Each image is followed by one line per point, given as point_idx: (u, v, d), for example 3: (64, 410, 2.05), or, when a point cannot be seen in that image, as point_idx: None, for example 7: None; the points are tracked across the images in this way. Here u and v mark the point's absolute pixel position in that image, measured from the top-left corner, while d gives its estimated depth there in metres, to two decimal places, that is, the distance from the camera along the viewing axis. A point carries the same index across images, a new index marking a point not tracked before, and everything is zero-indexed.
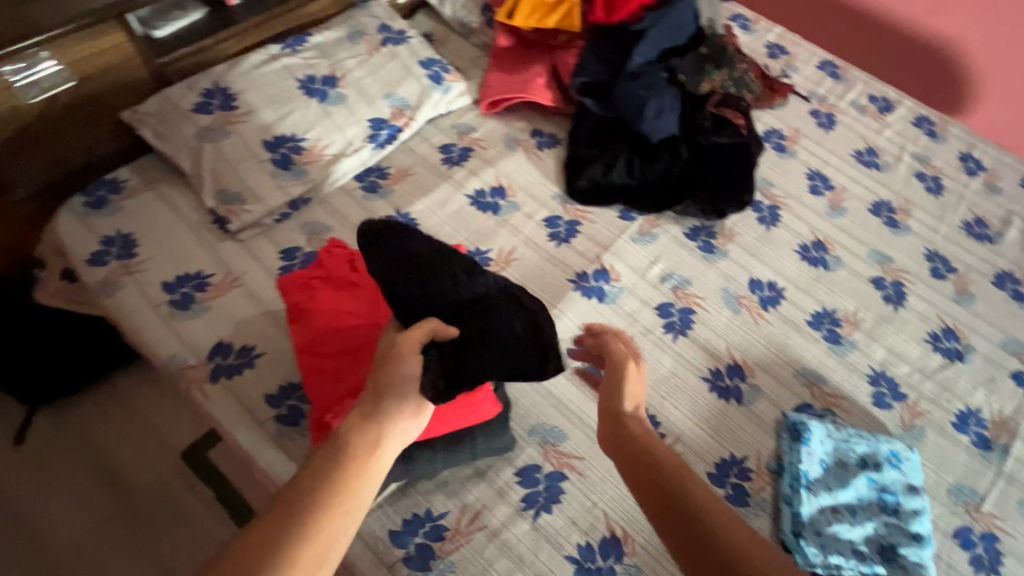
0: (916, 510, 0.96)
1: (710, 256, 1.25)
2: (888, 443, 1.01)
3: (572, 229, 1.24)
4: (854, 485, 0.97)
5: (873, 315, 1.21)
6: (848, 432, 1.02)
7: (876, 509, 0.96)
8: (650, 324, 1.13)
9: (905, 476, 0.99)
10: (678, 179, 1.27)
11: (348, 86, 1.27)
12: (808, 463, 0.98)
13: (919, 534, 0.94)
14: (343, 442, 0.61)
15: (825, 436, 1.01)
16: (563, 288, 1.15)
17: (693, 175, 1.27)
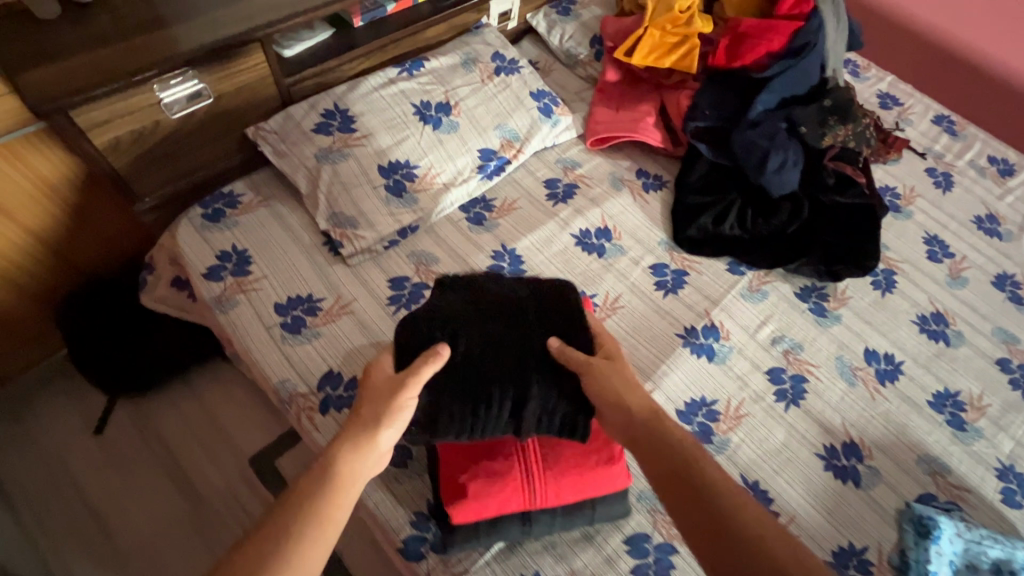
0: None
1: (823, 320, 1.18)
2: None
3: (679, 279, 1.20)
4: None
5: (999, 401, 1.13)
6: (980, 532, 0.92)
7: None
8: (761, 389, 1.08)
9: None
10: (795, 237, 1.22)
11: (462, 114, 1.26)
12: (937, 564, 0.88)
13: None
14: (329, 462, 0.68)
15: (955, 535, 0.92)
16: (671, 343, 1.11)
17: (812, 233, 1.22)
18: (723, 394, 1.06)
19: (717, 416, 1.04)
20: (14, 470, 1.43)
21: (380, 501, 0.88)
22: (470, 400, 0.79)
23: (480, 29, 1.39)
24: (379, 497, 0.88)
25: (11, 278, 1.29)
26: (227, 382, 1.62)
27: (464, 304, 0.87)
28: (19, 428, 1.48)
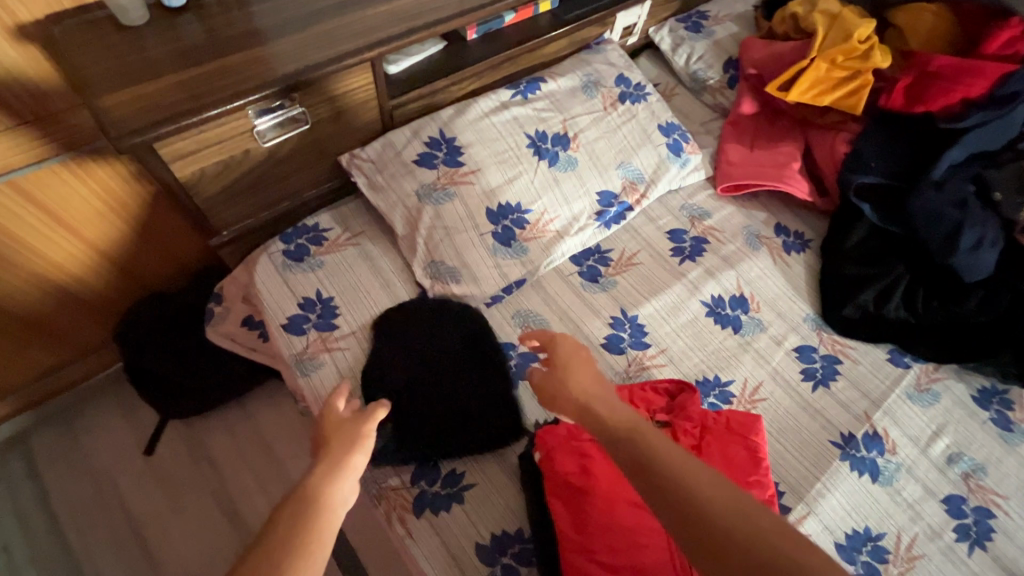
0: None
1: (1010, 436, 0.96)
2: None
3: (830, 368, 1.00)
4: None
5: None
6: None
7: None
8: (937, 523, 0.88)
9: None
10: (980, 329, 1.00)
11: (580, 149, 1.08)
12: None
13: None
14: (303, 490, 0.53)
15: None
16: (826, 452, 0.91)
17: (1004, 328, 0.99)
18: (892, 526, 0.86)
19: (886, 555, 0.84)
20: (56, 481, 1.28)
21: None
22: (438, 421, 0.84)
23: (602, 46, 1.21)
24: None
25: (73, 290, 1.17)
26: (279, 399, 1.42)
27: (417, 339, 0.90)
28: (64, 434, 1.33)
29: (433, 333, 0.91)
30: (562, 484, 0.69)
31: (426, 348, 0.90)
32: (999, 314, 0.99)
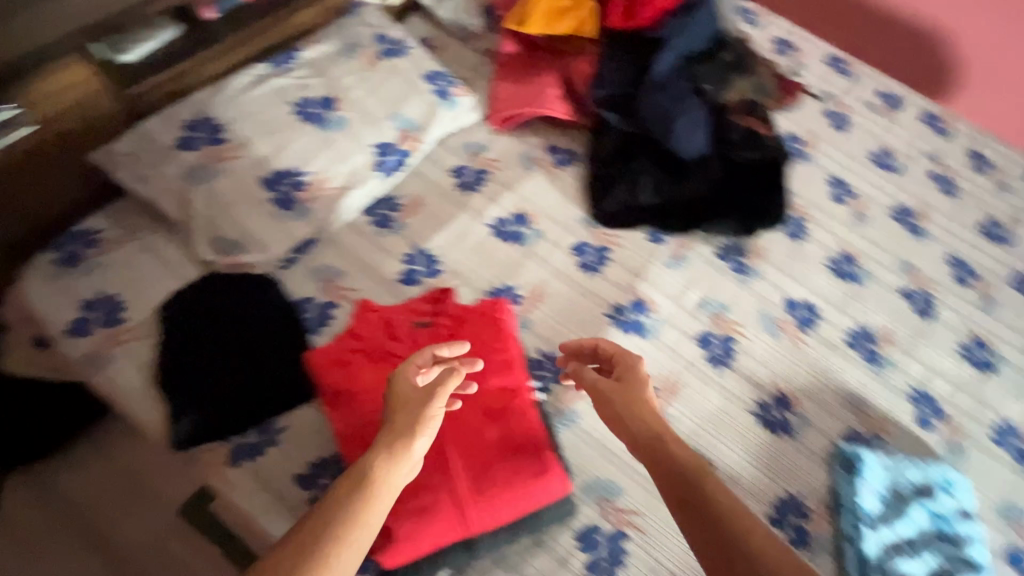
0: (973, 540, 0.96)
1: (744, 277, 1.20)
2: (935, 464, 1.01)
3: (602, 255, 1.17)
4: (913, 517, 0.95)
5: (905, 329, 1.20)
6: (899, 460, 1.00)
7: (937, 543, 0.94)
8: (693, 356, 1.08)
9: (957, 501, 0.98)
10: (709, 198, 1.21)
11: (349, 108, 1.15)
12: (865, 496, 0.96)
13: (975, 559, 0.94)
14: (359, 473, 0.66)
15: (879, 467, 0.99)
16: (599, 324, 1.09)
17: (724, 192, 1.21)
18: (657, 368, 1.06)
19: (654, 391, 1.03)
20: None
21: None
22: (236, 382, 0.90)
23: (357, 8, 1.27)
24: None
25: None
26: None
27: (206, 319, 0.94)
28: None
29: (223, 308, 0.95)
30: (336, 393, 0.86)
31: (217, 322, 0.94)
32: (716, 182, 1.21)
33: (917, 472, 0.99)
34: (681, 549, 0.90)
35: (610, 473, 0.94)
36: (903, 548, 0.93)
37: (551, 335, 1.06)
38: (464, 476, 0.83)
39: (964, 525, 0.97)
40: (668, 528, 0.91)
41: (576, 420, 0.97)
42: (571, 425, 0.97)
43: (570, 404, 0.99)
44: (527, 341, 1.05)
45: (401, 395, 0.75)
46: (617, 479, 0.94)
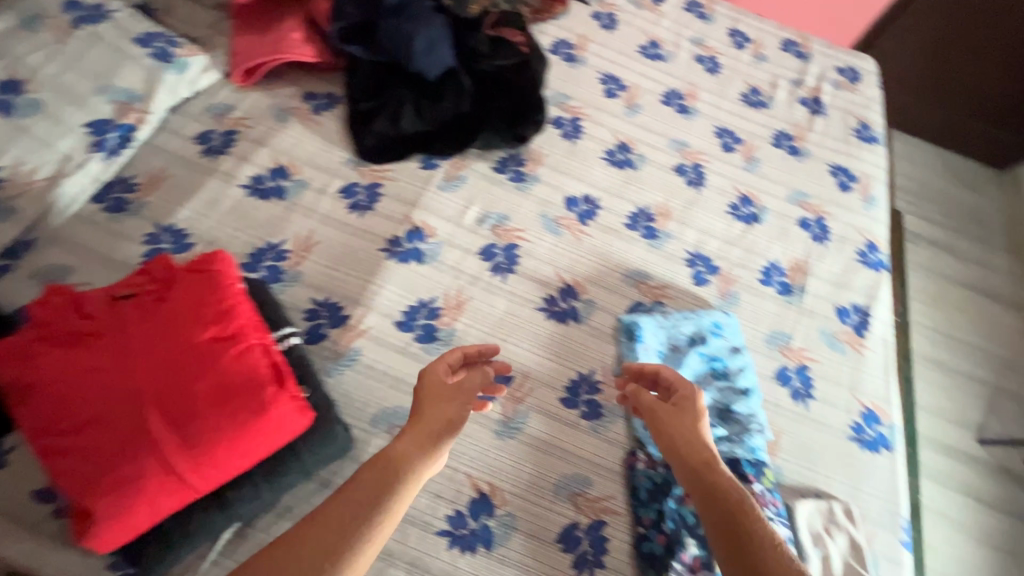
0: (744, 370, 1.05)
1: (523, 184, 1.22)
2: (707, 313, 1.09)
3: (373, 193, 1.15)
4: (690, 364, 1.03)
5: (680, 202, 1.28)
6: (674, 318, 1.08)
7: (713, 381, 1.03)
8: (476, 270, 1.10)
9: (727, 341, 1.07)
10: (471, 114, 1.21)
11: (41, 87, 1.01)
12: (645, 358, 1.03)
13: (746, 387, 1.03)
14: (380, 456, 0.71)
15: (656, 329, 1.06)
16: (376, 260, 1.06)
17: (484, 104, 1.22)
18: (439, 289, 1.06)
19: (438, 312, 1.04)
20: None
21: (64, 561, 0.75)
22: None
23: None
24: (61, 558, 0.75)
25: None
26: None
27: None
28: None
29: None
30: (12, 388, 0.70)
31: None
32: (472, 95, 1.21)
33: (691, 325, 1.07)
34: (475, 451, 0.92)
35: (398, 399, 0.95)
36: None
37: (324, 282, 1.03)
38: (167, 433, 0.68)
39: (736, 359, 1.06)
40: (461, 435, 0.93)
41: (358, 357, 0.97)
42: (353, 363, 0.96)
43: (351, 343, 0.98)
44: (298, 293, 1.01)
45: (428, 385, 0.80)
46: (406, 404, 0.94)
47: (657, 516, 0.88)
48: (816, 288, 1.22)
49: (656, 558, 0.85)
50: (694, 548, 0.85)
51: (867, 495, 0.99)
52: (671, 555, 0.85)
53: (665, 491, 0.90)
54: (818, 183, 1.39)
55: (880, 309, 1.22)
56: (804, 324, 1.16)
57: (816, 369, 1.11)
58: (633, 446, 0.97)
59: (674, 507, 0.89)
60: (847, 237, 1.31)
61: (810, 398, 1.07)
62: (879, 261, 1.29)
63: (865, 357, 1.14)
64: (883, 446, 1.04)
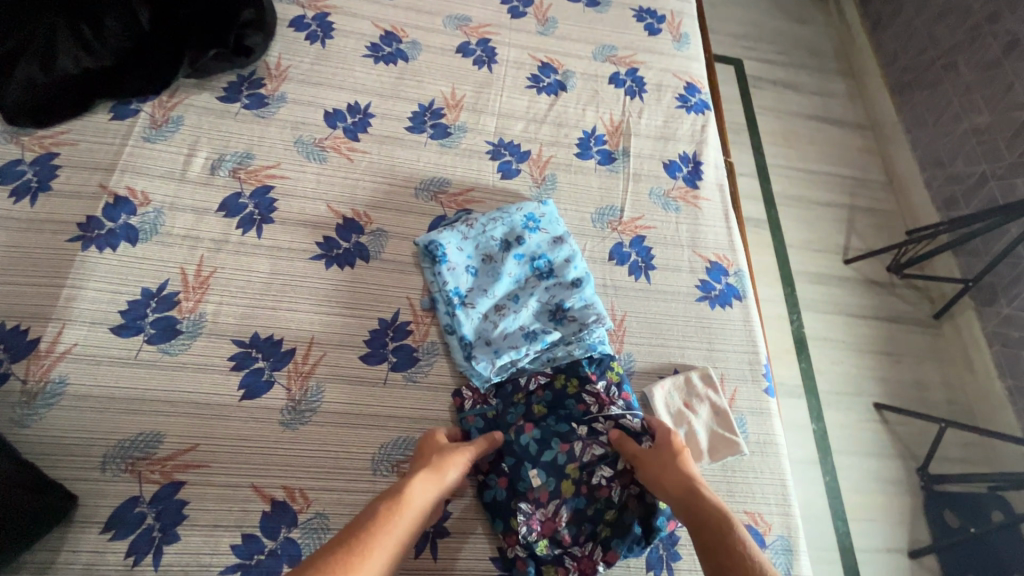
0: (572, 261, 0.90)
1: (265, 110, 0.95)
2: (518, 208, 0.92)
3: (45, 167, 0.83)
4: (508, 272, 0.87)
5: (471, 87, 1.07)
6: (480, 223, 0.89)
7: (538, 283, 0.88)
8: (219, 231, 0.84)
9: (547, 233, 0.91)
10: (160, 32, 0.93)
11: None
12: (454, 280, 0.85)
13: (576, 278, 0.88)
14: (396, 495, 0.61)
15: (462, 242, 0.88)
16: (67, 255, 0.78)
17: (175, 16, 0.93)
18: (172, 269, 0.80)
19: (176, 299, 0.79)
20: None
21: None
22: None
23: None
24: None
25: None
26: None
27: None
28: None
29: None
30: None
31: None
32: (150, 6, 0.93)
33: (501, 227, 0.90)
34: (258, 455, 0.72)
35: (136, 424, 0.71)
36: (503, 307, 0.85)
37: None
38: None
39: (560, 250, 0.90)
40: (236, 440, 0.72)
41: (64, 390, 0.70)
42: (56, 402, 0.70)
43: (47, 375, 0.70)
44: None
45: (431, 446, 0.71)
46: (150, 427, 0.71)
47: (496, 455, 0.76)
48: (640, 148, 1.08)
49: (503, 503, 0.73)
50: (539, 480, 0.74)
51: (724, 354, 0.90)
52: (515, 496, 0.73)
53: (499, 428, 0.77)
54: (623, 32, 1.22)
55: (710, 153, 1.11)
56: (633, 191, 1.03)
57: (654, 236, 0.99)
58: (460, 386, 0.81)
59: (511, 440, 0.76)
60: (663, 84, 1.17)
61: (651, 270, 0.96)
62: (701, 102, 1.17)
63: (702, 208, 1.04)
64: (733, 297, 0.96)
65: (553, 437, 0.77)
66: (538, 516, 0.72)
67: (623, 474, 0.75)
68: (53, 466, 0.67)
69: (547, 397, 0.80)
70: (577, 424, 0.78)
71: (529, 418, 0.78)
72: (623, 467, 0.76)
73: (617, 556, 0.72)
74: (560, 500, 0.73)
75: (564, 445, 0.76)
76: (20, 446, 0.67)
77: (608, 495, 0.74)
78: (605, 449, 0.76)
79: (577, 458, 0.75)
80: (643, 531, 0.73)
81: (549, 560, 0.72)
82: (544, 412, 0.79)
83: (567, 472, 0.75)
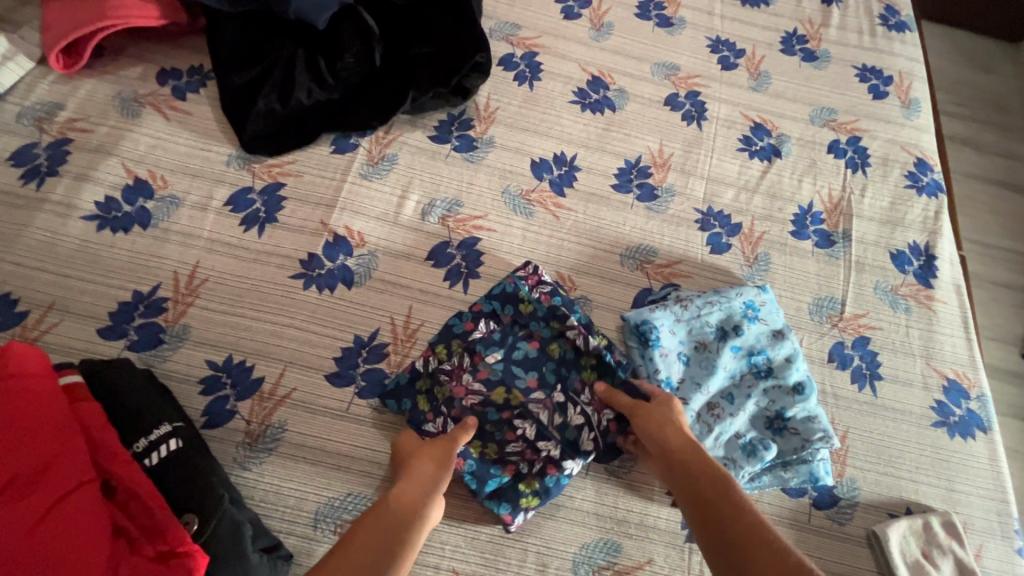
0: (794, 361, 0.79)
1: (474, 154, 0.92)
2: (737, 293, 0.83)
3: (273, 198, 0.84)
4: (723, 366, 0.78)
5: (680, 145, 0.99)
6: (696, 305, 0.81)
7: (755, 383, 0.78)
8: (428, 282, 0.82)
9: (767, 325, 0.82)
10: (387, 68, 0.92)
11: None
12: (667, 368, 0.78)
13: (800, 383, 0.77)
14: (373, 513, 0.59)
15: (675, 324, 0.80)
16: (290, 293, 0.78)
17: (403, 51, 0.92)
18: (383, 317, 0.79)
19: (385, 351, 0.77)
20: None
21: None
22: None
23: None
24: None
25: None
26: None
27: None
28: None
29: None
30: None
31: None
32: (381, 40, 0.92)
33: (717, 313, 0.81)
34: (460, 536, 0.68)
35: (347, 483, 0.69)
36: (716, 407, 0.76)
37: (221, 334, 0.75)
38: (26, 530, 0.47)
39: (780, 346, 0.80)
40: (439, 515, 0.69)
41: (283, 436, 0.70)
42: (275, 447, 0.69)
43: (269, 418, 0.71)
44: (189, 357, 0.73)
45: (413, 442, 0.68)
46: (357, 487, 0.69)
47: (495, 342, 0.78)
48: (863, 231, 0.96)
49: (432, 392, 0.74)
50: (494, 371, 0.76)
51: (965, 497, 0.77)
52: (467, 370, 0.75)
53: (516, 325, 0.79)
54: (844, 93, 1.10)
55: (945, 245, 0.97)
56: (855, 282, 0.91)
57: (880, 340, 0.87)
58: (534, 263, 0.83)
59: (512, 345, 0.78)
60: (890, 159, 1.04)
61: (877, 379, 0.84)
62: (934, 183, 1.03)
63: (937, 312, 0.90)
64: (976, 427, 0.82)
65: (540, 373, 0.77)
66: (460, 376, 0.75)
67: (539, 448, 0.73)
68: (267, 516, 0.66)
69: (571, 352, 0.78)
70: (561, 390, 0.76)
71: (545, 339, 0.79)
72: (549, 435, 0.73)
73: (462, 469, 0.70)
74: (484, 397, 0.74)
75: (535, 383, 0.76)
76: (241, 490, 0.67)
77: (510, 440, 0.73)
78: (553, 425, 0.74)
79: (528, 399, 0.74)
80: (492, 489, 0.70)
81: (441, 398, 0.74)
82: (555, 356, 0.78)
83: (514, 392, 0.75)
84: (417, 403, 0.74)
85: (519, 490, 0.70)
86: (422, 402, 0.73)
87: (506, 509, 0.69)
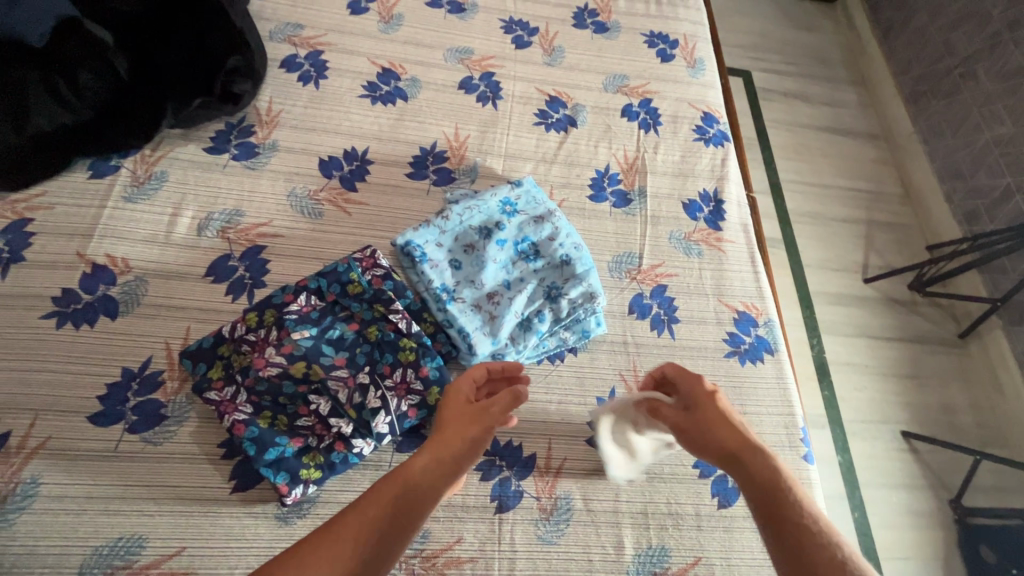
0: (557, 241, 0.87)
1: (255, 160, 0.89)
2: (494, 195, 0.89)
3: (18, 236, 0.77)
4: (492, 259, 0.84)
5: (476, 127, 1.00)
6: (456, 214, 0.87)
7: (526, 267, 0.85)
8: (206, 300, 0.77)
9: (525, 214, 0.89)
10: (141, 83, 0.88)
11: None
12: (438, 276, 0.82)
13: (567, 258, 0.85)
14: (395, 476, 0.54)
15: (439, 239, 0.85)
16: (41, 335, 0.71)
17: (156, 65, 0.89)
18: (156, 344, 0.74)
19: (159, 379, 0.72)
20: None
21: None
22: None
23: None
24: None
25: None
26: None
27: None
28: None
29: None
30: None
31: None
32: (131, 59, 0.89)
33: (481, 218, 0.87)
34: (253, 556, 0.64)
35: (117, 526, 0.63)
36: (503, 293, 0.82)
37: None
38: None
39: (543, 230, 0.88)
40: (226, 541, 0.65)
41: (36, 491, 0.64)
42: (28, 504, 0.63)
43: (18, 475, 0.64)
44: None
45: (456, 401, 0.63)
46: (131, 529, 0.63)
47: (311, 320, 0.74)
48: (657, 187, 1.01)
49: (234, 363, 0.71)
50: (303, 343, 0.72)
51: (757, 418, 0.83)
52: (274, 344, 0.71)
53: (338, 304, 0.77)
54: (635, 60, 1.15)
55: (732, 189, 1.04)
56: (651, 234, 0.96)
57: (676, 285, 0.92)
58: (373, 248, 0.83)
59: (327, 325, 0.75)
60: (679, 115, 1.10)
61: (675, 322, 0.89)
62: (720, 134, 1.10)
63: (726, 251, 0.97)
64: (764, 350, 0.89)
65: (349, 351, 0.74)
66: (263, 348, 0.71)
67: (332, 424, 0.69)
68: None
69: (393, 335, 0.75)
70: (369, 372, 0.72)
71: (365, 321, 0.76)
72: (345, 409, 0.70)
73: (243, 436, 0.67)
74: (284, 369, 0.70)
75: (342, 361, 0.72)
76: None
77: (302, 414, 0.69)
78: (350, 402, 0.70)
79: (329, 375, 0.70)
80: (272, 459, 0.67)
81: (237, 366, 0.71)
82: (371, 338, 0.75)
83: (313, 365, 0.71)
84: (214, 371, 0.71)
85: (302, 461, 0.67)
86: (217, 369, 0.71)
87: (284, 479, 0.66)
